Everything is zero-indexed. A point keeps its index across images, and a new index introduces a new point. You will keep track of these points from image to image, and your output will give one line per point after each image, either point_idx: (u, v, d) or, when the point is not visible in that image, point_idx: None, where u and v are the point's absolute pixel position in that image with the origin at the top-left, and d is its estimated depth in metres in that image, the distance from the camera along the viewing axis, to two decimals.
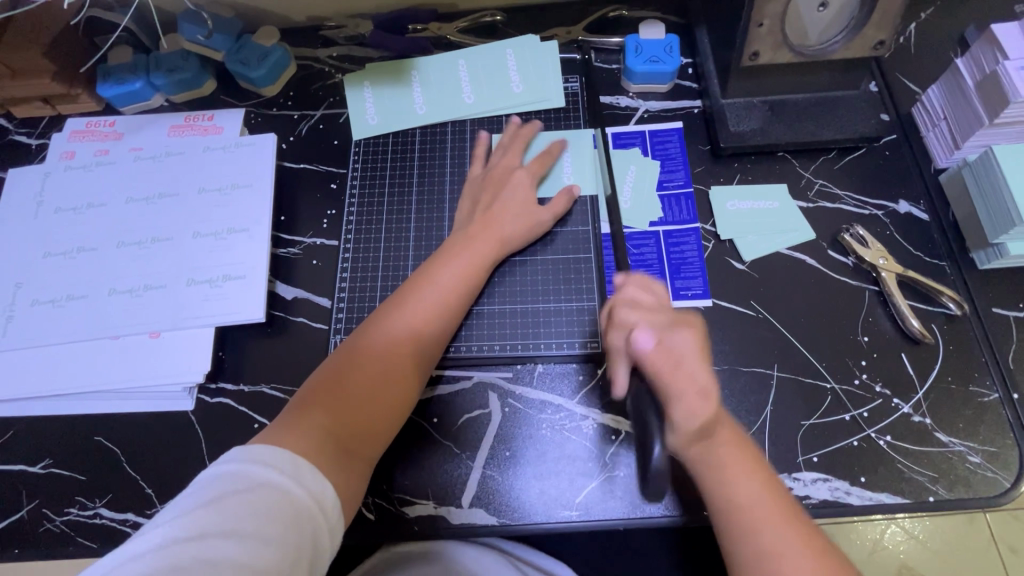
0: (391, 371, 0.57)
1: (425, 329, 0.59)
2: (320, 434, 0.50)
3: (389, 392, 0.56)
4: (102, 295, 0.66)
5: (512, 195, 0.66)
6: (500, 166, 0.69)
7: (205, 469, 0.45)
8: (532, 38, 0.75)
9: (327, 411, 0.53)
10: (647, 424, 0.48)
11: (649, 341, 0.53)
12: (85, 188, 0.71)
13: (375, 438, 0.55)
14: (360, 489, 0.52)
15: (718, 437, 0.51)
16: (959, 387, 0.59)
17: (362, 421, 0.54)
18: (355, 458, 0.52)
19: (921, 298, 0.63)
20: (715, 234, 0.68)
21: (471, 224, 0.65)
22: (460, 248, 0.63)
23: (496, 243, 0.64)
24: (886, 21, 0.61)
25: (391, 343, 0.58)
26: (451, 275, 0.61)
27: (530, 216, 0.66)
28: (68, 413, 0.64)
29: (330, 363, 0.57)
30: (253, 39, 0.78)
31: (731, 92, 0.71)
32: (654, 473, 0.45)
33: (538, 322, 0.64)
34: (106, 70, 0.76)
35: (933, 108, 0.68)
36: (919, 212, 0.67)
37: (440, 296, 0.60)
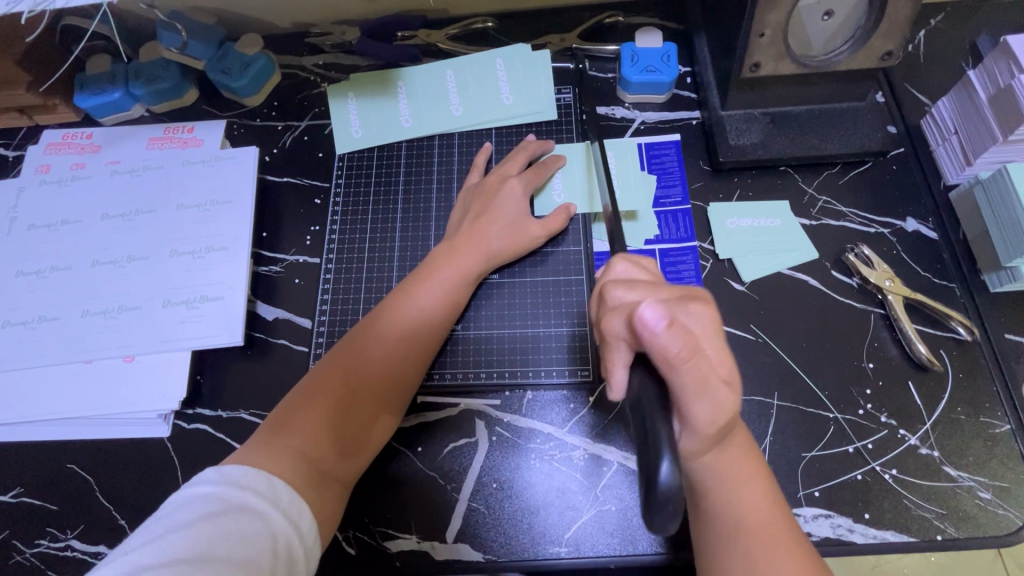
0: (370, 391, 0.54)
1: (406, 348, 0.56)
2: (294, 457, 0.49)
3: (367, 414, 0.54)
4: (75, 316, 0.64)
5: (503, 206, 0.63)
6: (494, 175, 0.65)
7: (178, 491, 0.43)
8: (523, 47, 0.72)
9: (304, 430, 0.51)
10: (654, 433, 0.40)
11: (658, 320, 0.42)
12: (60, 203, 0.69)
13: (352, 461, 0.53)
14: (335, 514, 0.51)
15: (732, 451, 0.48)
16: (969, 418, 0.57)
17: (340, 443, 0.52)
18: (328, 482, 0.50)
19: (929, 322, 0.60)
20: (713, 253, 0.65)
21: (459, 235, 0.62)
22: (445, 261, 0.60)
23: (482, 256, 0.61)
24: (894, 31, 0.58)
25: (371, 361, 0.55)
26: (435, 290, 0.59)
27: (520, 232, 0.63)
28: (39, 439, 0.61)
29: (306, 379, 0.54)
30: (236, 47, 0.75)
31: (731, 103, 0.68)
32: (664, 495, 0.38)
33: (524, 342, 0.62)
34: (83, 80, 0.74)
35: (943, 122, 0.65)
36: (928, 230, 0.64)
37: (425, 311, 0.58)
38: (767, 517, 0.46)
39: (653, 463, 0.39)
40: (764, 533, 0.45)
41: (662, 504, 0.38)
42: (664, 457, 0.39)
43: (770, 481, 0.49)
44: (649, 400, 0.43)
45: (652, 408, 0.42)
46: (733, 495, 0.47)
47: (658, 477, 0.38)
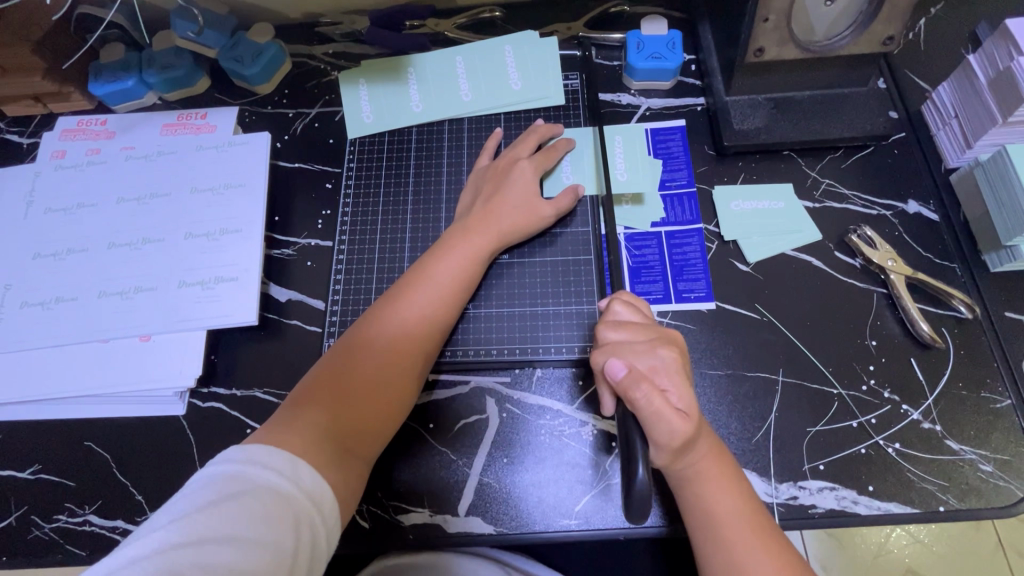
0: (388, 369, 0.55)
1: (422, 325, 0.57)
2: (316, 434, 0.50)
3: (387, 391, 0.55)
4: (92, 298, 0.65)
5: (514, 188, 0.64)
6: (504, 158, 0.67)
7: (202, 469, 0.44)
8: (531, 35, 0.74)
9: (325, 409, 0.52)
10: (631, 444, 0.47)
11: (622, 368, 0.49)
12: (76, 187, 0.70)
13: (374, 437, 0.54)
14: (359, 490, 0.51)
15: (700, 456, 0.50)
16: (970, 394, 0.58)
17: (361, 420, 0.53)
18: (353, 460, 0.51)
19: (930, 301, 0.61)
20: (719, 235, 0.66)
21: (471, 217, 0.63)
22: (458, 242, 0.61)
23: (495, 237, 0.62)
24: (895, 16, 0.60)
25: (388, 339, 0.56)
26: (448, 270, 0.60)
27: (532, 212, 0.64)
28: (57, 417, 0.62)
29: (324, 362, 0.55)
30: (248, 36, 0.76)
31: (735, 89, 0.69)
32: (638, 496, 0.44)
33: (534, 321, 0.63)
34: (98, 68, 0.75)
35: (944, 107, 0.66)
36: (929, 212, 0.65)
37: (439, 290, 0.59)
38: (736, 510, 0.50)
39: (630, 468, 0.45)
40: (733, 525, 0.49)
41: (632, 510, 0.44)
42: (640, 461, 0.45)
43: (739, 474, 0.52)
44: (629, 421, 0.49)
45: (631, 427, 0.48)
46: (711, 502, 0.50)
47: (633, 478, 0.44)
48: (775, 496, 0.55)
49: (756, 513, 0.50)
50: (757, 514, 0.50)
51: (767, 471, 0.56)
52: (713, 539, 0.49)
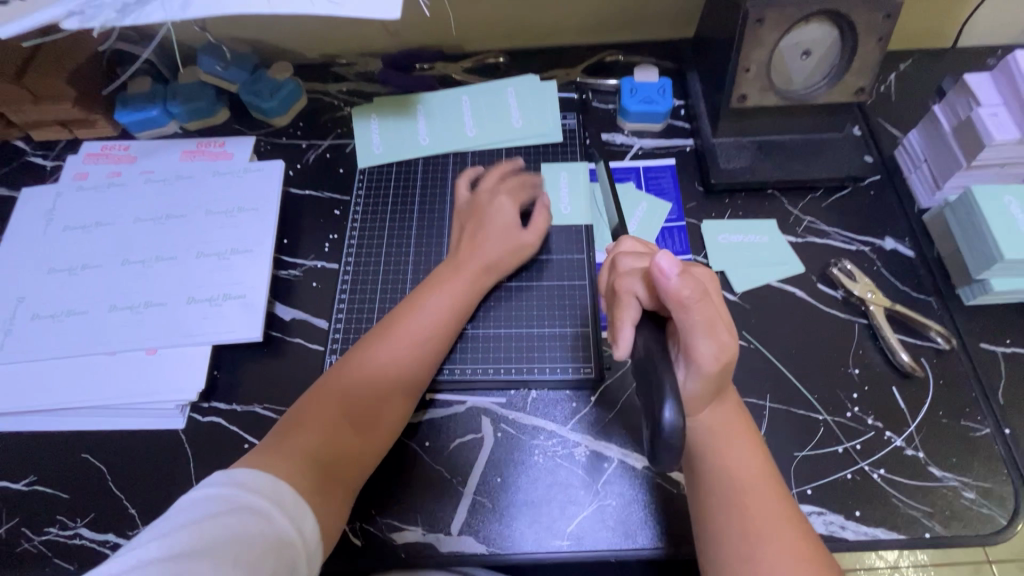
0: (379, 401, 0.57)
1: (413, 358, 0.59)
2: (303, 462, 0.51)
3: (375, 422, 0.57)
4: (102, 311, 0.67)
5: (496, 222, 0.67)
6: (486, 189, 0.70)
7: (191, 490, 0.45)
8: (532, 78, 0.79)
9: (315, 438, 0.53)
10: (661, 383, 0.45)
11: (673, 269, 0.47)
12: (94, 207, 0.73)
13: (359, 467, 0.55)
14: (342, 518, 0.53)
15: (723, 408, 0.52)
16: (951, 422, 0.60)
17: (349, 450, 0.54)
18: (338, 486, 0.52)
19: (910, 333, 0.64)
20: (707, 265, 0.69)
21: (459, 252, 0.66)
22: (452, 274, 0.64)
23: (482, 271, 0.65)
24: (865, 69, 0.66)
25: (379, 371, 0.58)
26: (441, 300, 0.62)
27: (517, 243, 0.67)
28: (56, 428, 0.63)
29: (316, 388, 0.57)
30: (268, 73, 0.82)
31: (722, 131, 0.74)
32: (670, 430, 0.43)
33: (527, 345, 0.65)
34: (125, 99, 0.80)
35: (914, 152, 0.71)
36: (905, 249, 0.69)
37: (433, 325, 0.61)
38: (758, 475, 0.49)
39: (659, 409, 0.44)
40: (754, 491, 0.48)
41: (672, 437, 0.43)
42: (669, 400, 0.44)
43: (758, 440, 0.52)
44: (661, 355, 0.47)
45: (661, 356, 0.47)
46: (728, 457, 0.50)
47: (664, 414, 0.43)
48: None
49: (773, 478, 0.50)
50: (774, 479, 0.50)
51: None
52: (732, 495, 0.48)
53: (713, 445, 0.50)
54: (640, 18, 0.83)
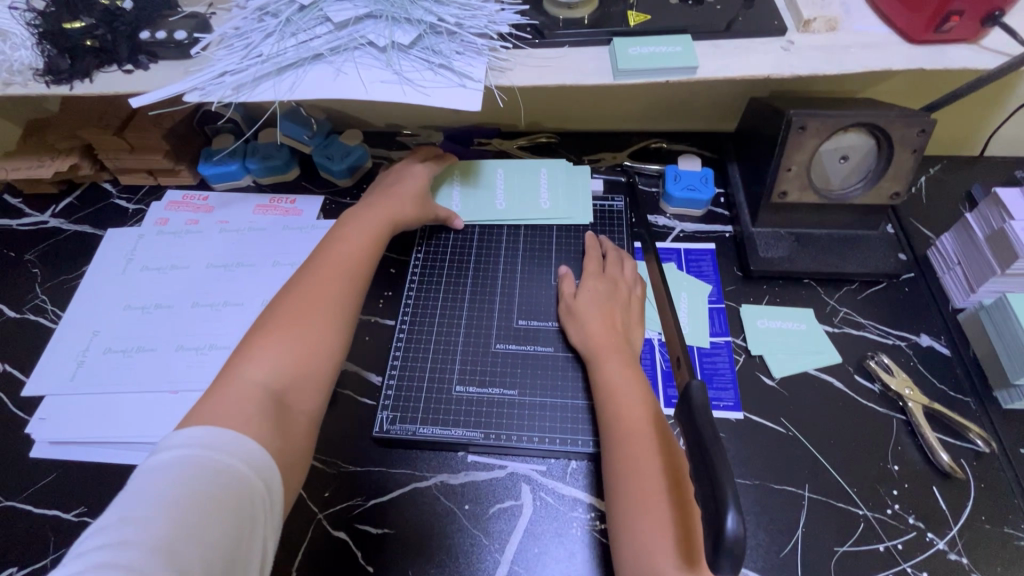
0: (315, 326, 0.58)
1: (340, 281, 0.63)
2: (249, 397, 0.51)
3: (317, 344, 0.58)
4: (170, 350, 0.71)
5: (408, 184, 0.76)
6: (401, 166, 0.80)
7: (143, 471, 0.44)
8: (566, 163, 0.86)
9: (256, 374, 0.53)
10: (719, 482, 0.37)
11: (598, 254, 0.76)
12: (171, 251, 0.79)
13: (311, 394, 0.56)
14: (306, 442, 0.54)
15: (616, 365, 0.63)
16: (993, 528, 0.59)
17: (295, 375, 0.55)
18: (288, 417, 0.53)
19: (948, 432, 0.65)
20: (746, 348, 0.72)
21: (370, 202, 0.74)
22: (361, 215, 0.71)
23: (394, 215, 0.73)
24: (900, 176, 0.71)
25: (310, 295, 0.60)
26: (356, 238, 0.68)
27: (426, 206, 0.77)
28: (111, 460, 0.65)
29: (248, 334, 0.58)
30: (339, 139, 0.89)
31: (761, 222, 0.78)
32: (728, 550, 0.34)
33: (513, 361, 0.70)
34: (208, 153, 0.87)
35: (947, 254, 0.75)
36: (941, 346, 0.71)
37: (348, 251, 0.66)
38: (642, 417, 0.59)
39: (717, 516, 0.36)
40: (638, 431, 0.58)
41: (722, 565, 0.35)
42: (730, 504, 0.35)
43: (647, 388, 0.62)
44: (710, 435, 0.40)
45: (712, 440, 0.40)
46: (624, 404, 0.60)
47: (723, 528, 0.35)
48: None
49: (655, 413, 0.59)
50: (656, 415, 0.59)
51: None
52: (623, 430, 0.58)
53: (613, 395, 0.61)
54: (684, 112, 0.90)
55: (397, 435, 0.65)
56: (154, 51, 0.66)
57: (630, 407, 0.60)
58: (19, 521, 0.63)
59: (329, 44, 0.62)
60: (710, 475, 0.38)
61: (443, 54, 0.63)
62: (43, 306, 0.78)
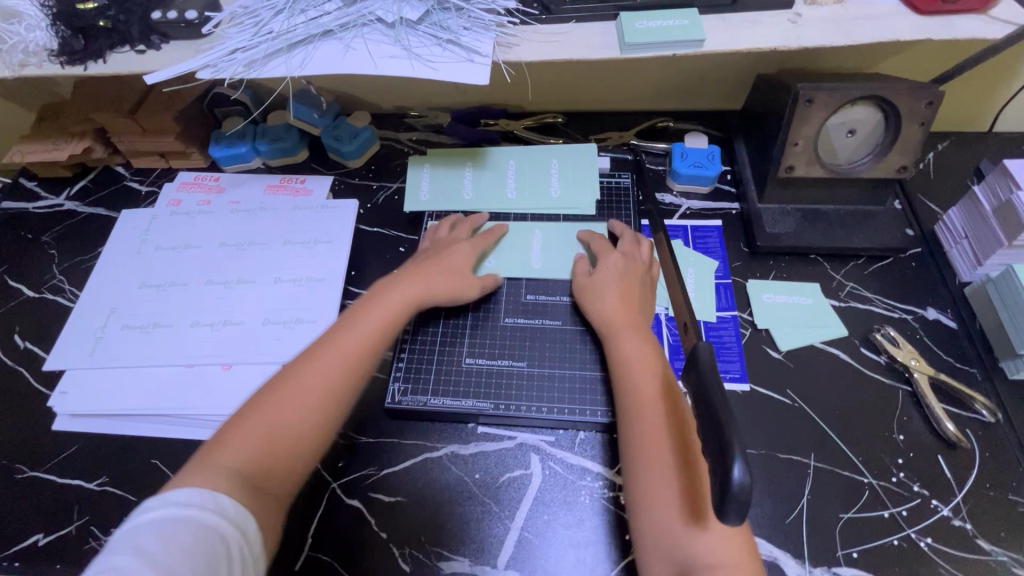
0: (311, 408, 0.55)
1: (351, 363, 0.58)
2: (231, 474, 0.49)
3: (298, 436, 0.54)
4: (185, 326, 0.72)
5: (447, 258, 0.71)
6: (447, 237, 0.76)
7: (132, 522, 0.44)
8: (577, 149, 0.86)
9: (238, 452, 0.51)
10: (726, 436, 0.37)
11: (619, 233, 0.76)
12: (184, 231, 0.81)
13: (291, 475, 0.53)
14: (274, 532, 0.51)
15: (634, 341, 0.64)
16: (998, 495, 0.60)
17: (281, 456, 0.53)
18: (266, 498, 0.51)
19: (954, 403, 0.65)
20: (752, 323, 0.72)
21: (403, 275, 0.68)
22: (391, 292, 0.66)
23: (426, 291, 0.67)
24: (907, 149, 0.71)
25: (309, 378, 0.56)
26: (379, 315, 0.63)
27: (463, 282, 0.70)
28: (131, 433, 0.67)
29: (253, 399, 0.56)
30: (348, 121, 0.90)
31: (767, 198, 0.78)
32: (736, 500, 0.35)
33: (528, 349, 0.70)
34: (219, 135, 0.88)
35: (954, 228, 0.75)
36: (947, 319, 0.71)
37: (368, 330, 0.61)
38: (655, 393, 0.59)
39: (723, 465, 0.36)
40: (649, 403, 0.58)
41: (729, 515, 0.36)
42: (737, 456, 0.36)
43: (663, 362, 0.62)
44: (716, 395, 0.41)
45: (719, 401, 0.40)
46: (638, 381, 0.60)
47: (731, 479, 0.35)
48: None
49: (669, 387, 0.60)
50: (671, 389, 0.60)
51: (802, 553, 0.58)
52: (636, 405, 0.59)
53: (630, 369, 0.62)
54: (691, 90, 0.90)
55: (408, 406, 0.67)
56: (166, 31, 0.67)
57: (641, 384, 0.60)
58: (43, 491, 0.65)
59: (339, 20, 0.63)
60: (716, 430, 0.38)
61: (451, 30, 0.63)
62: (60, 286, 0.80)
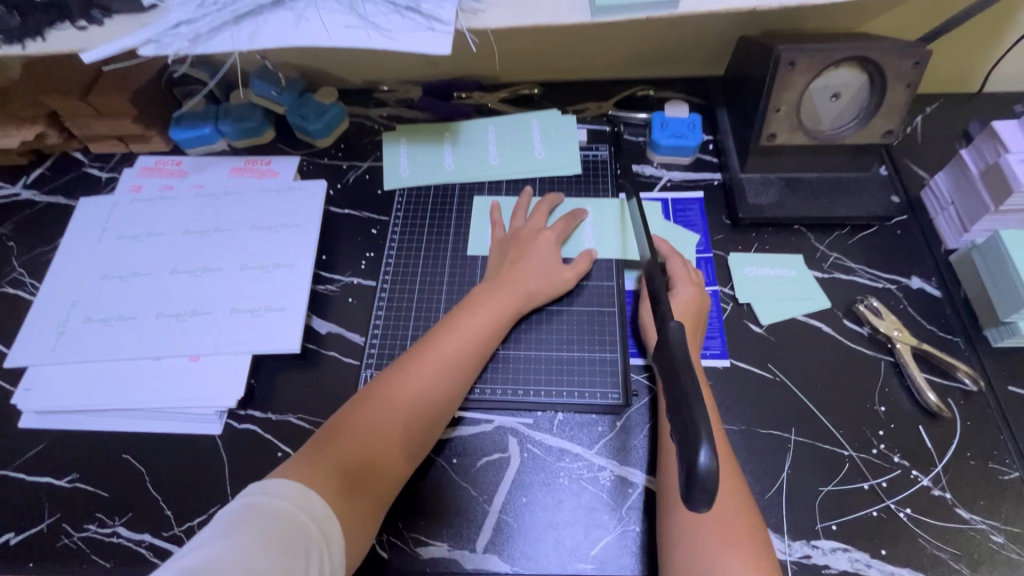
0: (406, 414, 0.58)
1: (445, 371, 0.61)
2: (336, 469, 0.52)
3: (396, 440, 0.56)
4: (150, 317, 0.70)
5: (538, 255, 0.69)
6: (526, 228, 0.72)
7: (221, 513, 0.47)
8: (556, 111, 0.83)
9: (342, 448, 0.54)
10: (692, 419, 0.36)
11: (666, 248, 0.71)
12: (146, 218, 0.78)
13: (388, 479, 0.56)
14: (366, 533, 0.52)
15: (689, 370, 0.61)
16: (978, 464, 0.60)
17: (380, 458, 0.55)
18: (366, 498, 0.53)
19: (937, 372, 0.64)
20: (734, 297, 0.71)
21: (498, 281, 0.68)
22: (485, 299, 0.66)
23: (519, 298, 0.67)
24: (893, 113, 0.68)
25: (412, 389, 0.59)
26: (473, 324, 0.64)
27: (556, 274, 0.69)
28: (100, 428, 0.66)
29: (357, 397, 0.59)
30: (315, 98, 0.86)
31: (750, 167, 0.76)
32: (701, 485, 0.34)
33: (601, 342, 0.68)
34: (178, 116, 0.84)
35: (941, 193, 0.73)
36: (931, 288, 0.70)
37: (463, 340, 0.63)
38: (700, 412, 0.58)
39: (689, 452, 0.35)
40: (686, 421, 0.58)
41: (695, 501, 0.34)
42: (703, 441, 0.35)
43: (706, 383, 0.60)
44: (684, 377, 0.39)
45: (684, 385, 0.39)
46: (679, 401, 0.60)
47: (696, 463, 0.34)
48: (788, 553, 0.56)
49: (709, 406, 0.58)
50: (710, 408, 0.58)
51: (781, 528, 0.58)
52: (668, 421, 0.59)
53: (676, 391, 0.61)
54: (672, 57, 0.86)
55: None
56: (107, 5, 0.62)
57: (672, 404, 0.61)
58: (12, 490, 0.63)
59: None
60: (682, 414, 0.37)
61: None
62: (20, 279, 0.77)
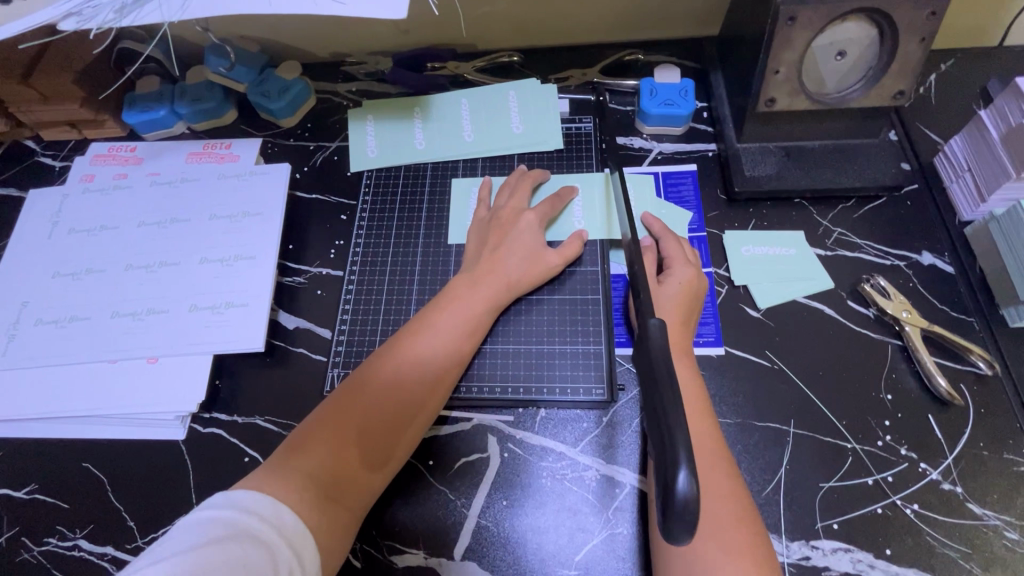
0: (382, 419, 0.53)
1: (422, 372, 0.56)
2: (305, 482, 0.48)
3: (371, 447, 0.52)
4: (106, 317, 0.66)
5: (520, 241, 0.64)
6: (507, 210, 0.67)
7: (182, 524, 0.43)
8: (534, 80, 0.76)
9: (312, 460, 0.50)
10: (671, 437, 0.33)
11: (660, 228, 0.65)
12: (100, 210, 0.73)
13: (364, 489, 0.52)
14: (342, 546, 0.49)
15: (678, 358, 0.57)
16: (992, 454, 0.55)
17: (354, 468, 0.51)
18: (339, 510, 0.49)
19: (949, 356, 0.60)
20: (729, 279, 0.65)
21: (478, 271, 0.63)
22: (463, 291, 0.61)
23: (503, 287, 0.62)
24: (906, 72, 0.61)
25: (389, 388, 0.55)
26: (451, 319, 0.59)
27: (541, 261, 0.64)
28: (58, 436, 0.62)
29: (327, 403, 0.54)
30: (276, 73, 0.79)
31: (746, 136, 0.70)
32: (679, 509, 0.31)
33: (590, 330, 0.63)
34: (132, 98, 0.78)
35: (956, 160, 0.67)
36: (944, 264, 0.65)
37: (441, 337, 0.58)
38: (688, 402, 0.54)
39: (667, 472, 0.32)
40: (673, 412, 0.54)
41: (673, 526, 0.32)
42: (681, 462, 0.32)
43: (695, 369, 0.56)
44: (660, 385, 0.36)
45: (659, 397, 0.35)
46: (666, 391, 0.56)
47: (675, 483, 0.31)
48: (785, 555, 0.53)
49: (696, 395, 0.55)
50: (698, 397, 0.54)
51: (778, 528, 0.54)
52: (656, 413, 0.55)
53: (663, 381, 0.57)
54: (662, 17, 0.79)
55: None
56: None
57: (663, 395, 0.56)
58: None
59: None
60: (660, 428, 0.34)
61: None
62: None
